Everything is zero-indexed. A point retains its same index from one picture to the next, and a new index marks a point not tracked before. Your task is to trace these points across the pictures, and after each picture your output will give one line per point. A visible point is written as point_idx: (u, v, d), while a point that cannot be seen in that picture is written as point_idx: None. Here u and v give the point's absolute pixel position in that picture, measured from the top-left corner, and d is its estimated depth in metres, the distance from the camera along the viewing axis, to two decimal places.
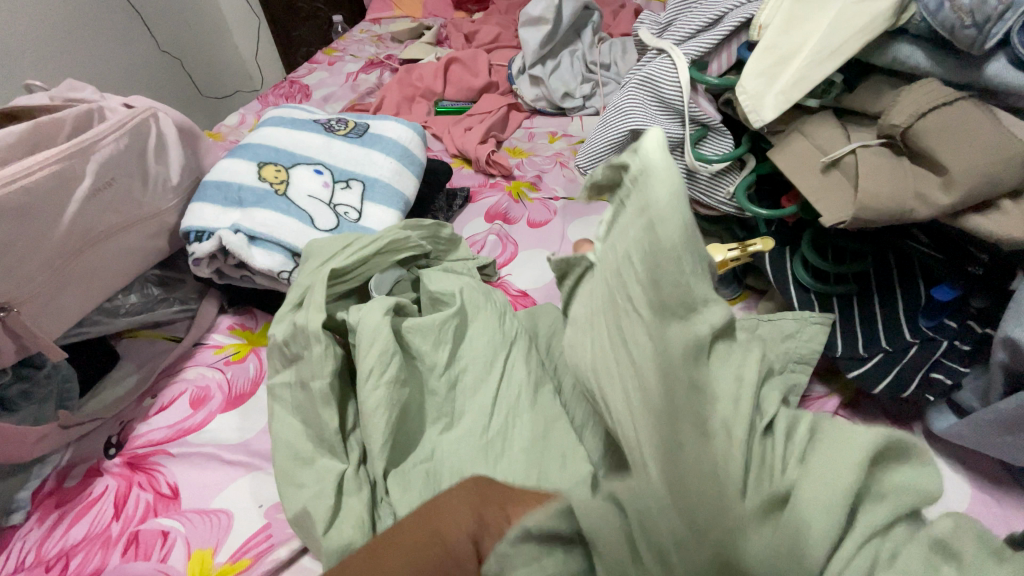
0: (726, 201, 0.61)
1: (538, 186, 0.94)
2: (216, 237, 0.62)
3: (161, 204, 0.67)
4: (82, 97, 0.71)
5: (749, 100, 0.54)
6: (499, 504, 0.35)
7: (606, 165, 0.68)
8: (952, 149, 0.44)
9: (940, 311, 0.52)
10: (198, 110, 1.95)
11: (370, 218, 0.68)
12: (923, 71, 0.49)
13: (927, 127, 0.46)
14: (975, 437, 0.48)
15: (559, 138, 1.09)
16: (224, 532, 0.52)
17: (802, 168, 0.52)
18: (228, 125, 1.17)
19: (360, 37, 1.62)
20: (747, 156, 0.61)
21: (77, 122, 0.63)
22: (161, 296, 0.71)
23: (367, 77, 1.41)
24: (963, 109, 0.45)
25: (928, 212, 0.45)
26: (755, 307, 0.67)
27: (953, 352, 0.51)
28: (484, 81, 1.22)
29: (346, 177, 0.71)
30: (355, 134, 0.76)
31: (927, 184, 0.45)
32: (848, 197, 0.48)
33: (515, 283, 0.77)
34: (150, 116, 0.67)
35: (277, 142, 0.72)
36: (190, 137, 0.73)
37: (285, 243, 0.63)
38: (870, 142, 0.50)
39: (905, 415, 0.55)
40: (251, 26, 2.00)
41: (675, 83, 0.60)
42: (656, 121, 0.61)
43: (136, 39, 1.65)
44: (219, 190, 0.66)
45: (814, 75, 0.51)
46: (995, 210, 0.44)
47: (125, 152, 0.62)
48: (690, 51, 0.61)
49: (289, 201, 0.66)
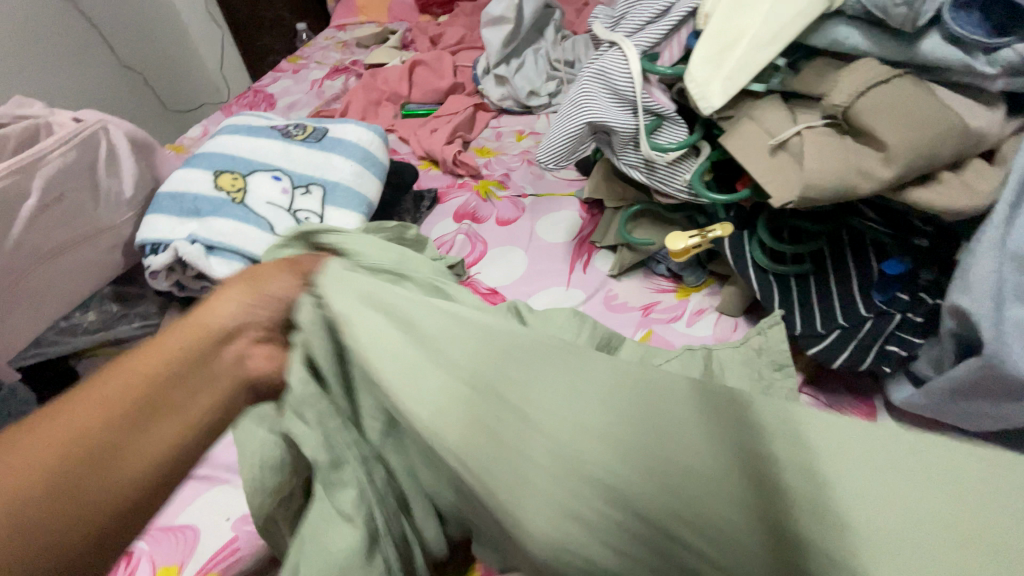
0: (683, 189, 0.62)
1: (506, 184, 0.94)
2: (172, 248, 0.61)
3: (114, 217, 0.65)
4: (30, 112, 0.69)
5: (696, 88, 0.55)
6: (180, 342, 0.37)
7: (565, 159, 0.68)
8: (890, 124, 0.45)
9: (891, 285, 0.53)
10: (163, 124, 1.91)
11: (332, 222, 0.67)
12: (862, 52, 0.50)
13: (867, 104, 0.46)
14: (931, 404, 0.49)
15: (525, 136, 1.09)
16: (191, 548, 0.51)
17: (751, 150, 0.52)
18: (190, 137, 1.15)
19: (325, 44, 1.61)
20: (702, 143, 0.62)
21: (22, 137, 0.62)
22: (120, 313, 0.67)
23: (332, 83, 1.39)
24: (900, 86, 0.46)
25: (870, 187, 0.46)
26: (719, 292, 0.68)
27: (906, 324, 0.52)
28: (449, 83, 1.22)
29: (306, 182, 0.70)
30: (314, 139, 0.75)
31: (868, 160, 0.47)
32: (795, 178, 0.49)
33: (484, 281, 0.76)
34: (100, 128, 0.65)
35: (233, 150, 0.71)
36: (145, 149, 0.71)
37: (244, 252, 0.62)
38: (815, 123, 0.50)
39: (866, 389, 0.56)
40: (213, 37, 1.96)
41: (626, 73, 0.60)
42: (610, 112, 0.61)
43: (94, 53, 1.61)
44: (174, 202, 0.65)
45: (757, 60, 0.52)
46: (935, 182, 0.46)
47: (73, 167, 0.61)
48: (641, 42, 0.61)
49: (247, 209, 0.65)
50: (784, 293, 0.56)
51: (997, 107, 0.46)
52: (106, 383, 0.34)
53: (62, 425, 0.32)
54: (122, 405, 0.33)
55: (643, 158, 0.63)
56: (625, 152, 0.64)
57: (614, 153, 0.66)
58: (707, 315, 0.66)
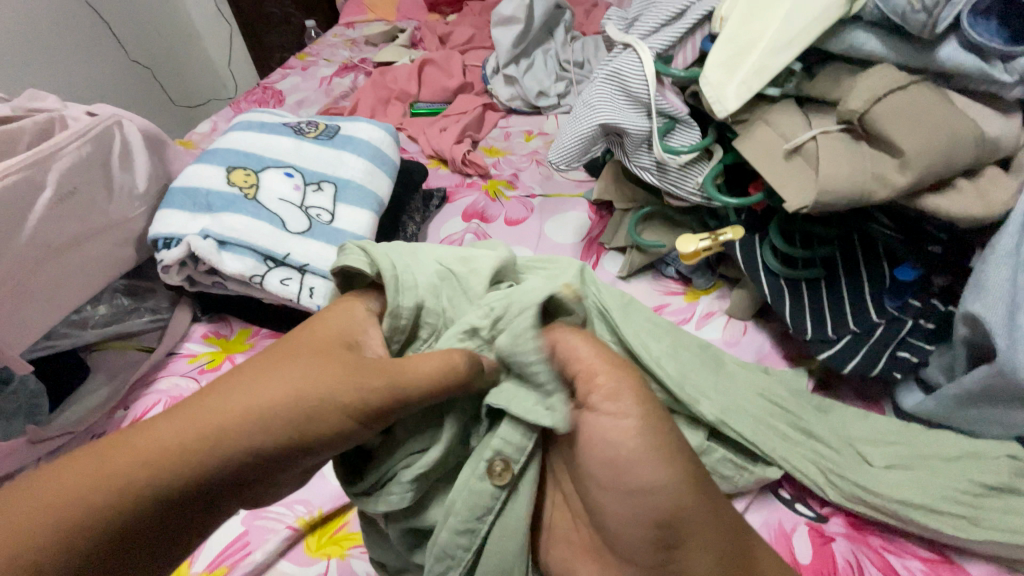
0: (695, 191, 0.62)
1: (514, 184, 0.94)
2: (184, 243, 0.61)
3: (127, 212, 0.65)
4: (44, 106, 0.69)
5: (711, 91, 0.55)
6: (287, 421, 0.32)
7: (577, 161, 0.67)
8: (906, 130, 0.45)
9: (904, 291, 0.53)
10: (170, 120, 1.91)
11: (343, 219, 0.68)
12: (878, 58, 0.50)
13: (883, 111, 0.46)
14: (945, 412, 0.49)
15: (534, 136, 1.09)
16: (200, 542, 0.50)
17: (767, 155, 0.52)
18: (198, 132, 1.15)
19: (333, 41, 1.61)
20: (714, 147, 0.62)
21: (37, 131, 0.62)
22: (131, 307, 0.69)
23: (341, 81, 1.39)
24: (916, 93, 0.46)
25: (886, 193, 0.46)
26: (729, 296, 0.68)
27: (918, 330, 0.52)
28: (458, 82, 1.22)
29: (317, 180, 0.70)
30: (326, 137, 0.75)
31: (884, 166, 0.46)
32: (811, 182, 0.49)
33: None
34: (114, 123, 0.65)
35: (245, 147, 0.72)
36: (157, 145, 0.71)
37: (256, 248, 0.63)
38: (830, 128, 0.50)
39: (875, 395, 0.56)
40: (222, 33, 1.96)
41: (640, 76, 0.60)
42: (624, 115, 0.61)
43: (104, 48, 1.61)
44: (187, 197, 0.65)
45: (772, 64, 0.52)
46: (951, 188, 0.46)
47: (87, 160, 0.61)
48: (655, 44, 0.61)
49: (260, 205, 0.66)
50: (796, 296, 0.56)
51: (1013, 115, 0.46)
52: (263, 383, 0.33)
53: (239, 406, 0.32)
54: (263, 422, 0.32)
55: (655, 161, 0.63)
56: (637, 155, 0.64)
57: (626, 156, 0.66)
58: (715, 318, 0.65)
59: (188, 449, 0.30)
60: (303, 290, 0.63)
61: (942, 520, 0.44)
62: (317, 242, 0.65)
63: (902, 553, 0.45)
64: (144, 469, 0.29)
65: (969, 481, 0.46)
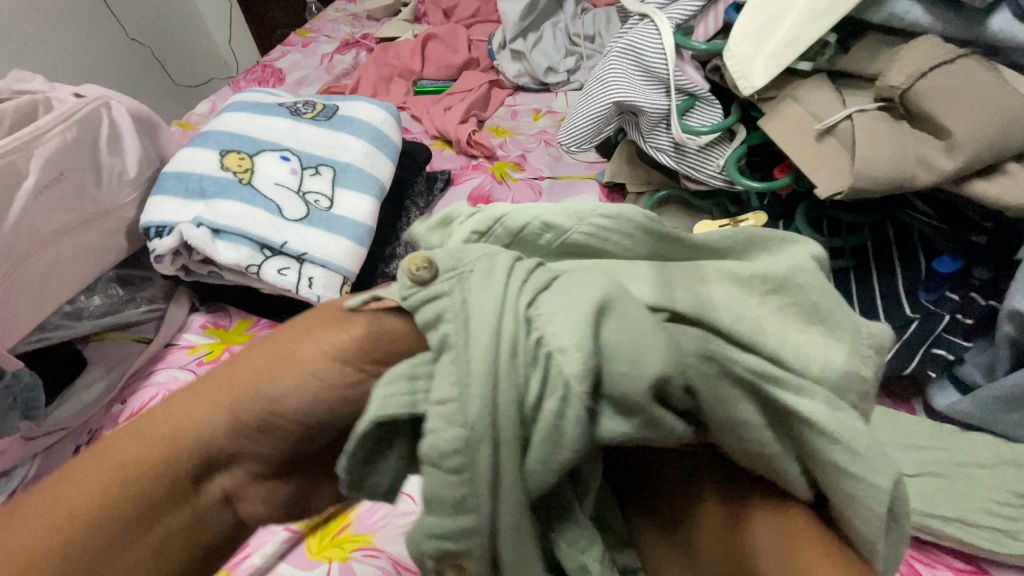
0: (716, 175, 0.58)
1: (522, 166, 0.90)
2: (176, 231, 0.59)
3: (119, 199, 0.62)
4: (30, 87, 0.66)
5: (737, 65, 0.51)
6: (260, 364, 0.28)
7: (590, 142, 0.63)
8: (954, 108, 0.41)
9: (941, 284, 0.49)
10: (171, 102, 1.87)
11: (342, 205, 0.65)
12: (922, 28, 0.46)
13: (928, 87, 0.42)
14: (980, 414, 0.46)
15: (543, 115, 1.05)
16: None
17: (794, 137, 0.49)
18: (196, 113, 1.12)
19: (334, 16, 1.54)
20: (737, 126, 0.58)
21: (20, 113, 0.59)
22: (126, 297, 0.67)
23: (342, 57, 1.35)
24: (967, 66, 0.42)
25: (930, 179, 0.42)
26: None
27: (955, 326, 0.48)
28: (464, 58, 1.17)
29: (315, 163, 0.67)
30: (323, 117, 0.72)
31: (928, 148, 0.42)
32: (846, 166, 0.46)
33: None
34: (102, 104, 0.62)
35: (240, 128, 0.68)
36: (148, 126, 0.68)
37: (252, 236, 0.60)
38: (868, 106, 0.46)
39: (906, 392, 0.53)
40: (222, 10, 1.91)
41: (659, 50, 0.56)
42: (641, 92, 0.57)
43: (102, 27, 1.57)
44: (179, 182, 0.62)
45: (805, 36, 0.48)
46: (1000, 173, 0.41)
47: (73, 144, 0.58)
48: (674, 15, 0.57)
49: (255, 191, 0.63)
50: None
51: None
52: (191, 419, 0.27)
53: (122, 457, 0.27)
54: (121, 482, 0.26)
55: (673, 142, 0.59)
56: (654, 135, 0.60)
57: (641, 136, 0.62)
58: None
59: (142, 472, 0.26)
60: (302, 280, 0.60)
61: (975, 532, 0.42)
62: (316, 230, 0.62)
63: (932, 564, 0.43)
64: (102, 486, 0.26)
65: (1000, 491, 0.43)
